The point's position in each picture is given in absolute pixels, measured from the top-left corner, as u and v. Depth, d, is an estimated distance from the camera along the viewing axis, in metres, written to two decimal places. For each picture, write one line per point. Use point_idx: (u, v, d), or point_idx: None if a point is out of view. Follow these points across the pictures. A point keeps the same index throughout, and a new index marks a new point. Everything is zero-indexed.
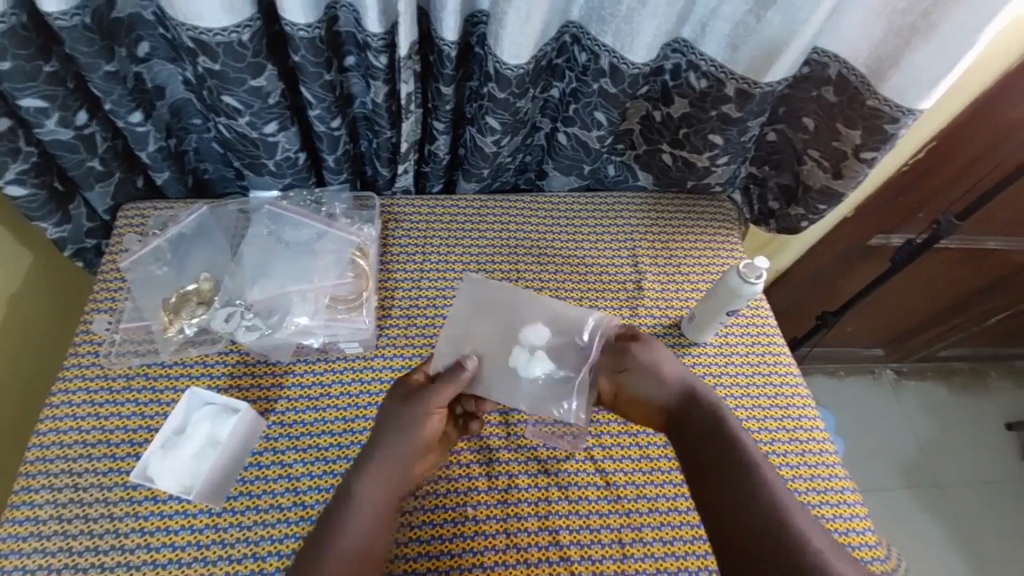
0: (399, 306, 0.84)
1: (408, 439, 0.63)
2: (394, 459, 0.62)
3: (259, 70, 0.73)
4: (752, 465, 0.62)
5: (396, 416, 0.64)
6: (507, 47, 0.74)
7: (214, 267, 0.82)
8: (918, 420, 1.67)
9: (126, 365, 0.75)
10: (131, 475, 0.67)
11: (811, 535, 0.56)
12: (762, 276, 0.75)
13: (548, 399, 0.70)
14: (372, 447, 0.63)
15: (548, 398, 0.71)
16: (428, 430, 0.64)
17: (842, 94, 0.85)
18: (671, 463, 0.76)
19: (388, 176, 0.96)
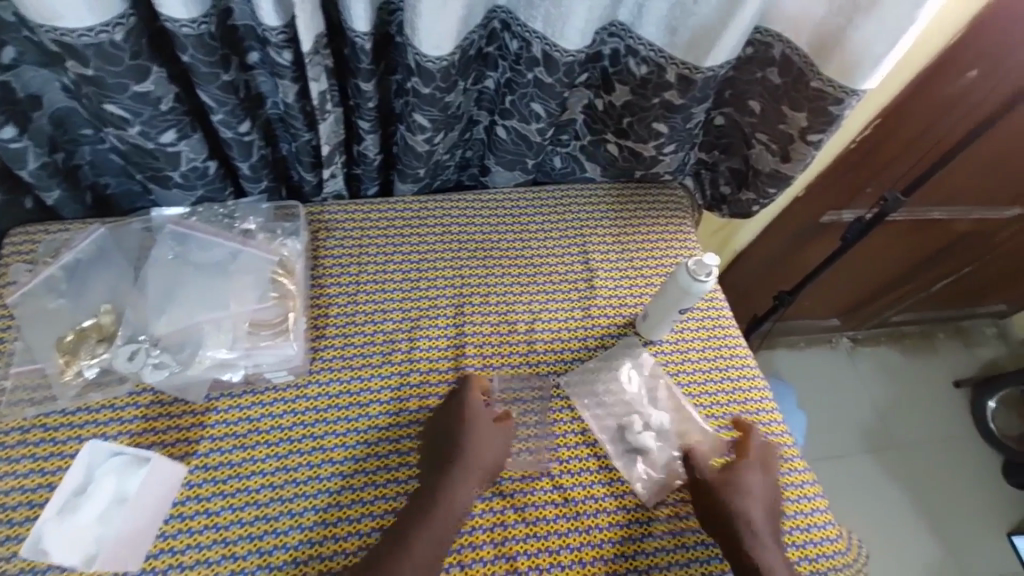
0: (334, 323, 0.77)
1: (490, 450, 0.68)
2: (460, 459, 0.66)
3: (144, 74, 0.64)
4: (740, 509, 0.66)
5: (466, 412, 0.69)
6: (428, 39, 0.67)
7: (116, 295, 0.73)
8: (874, 388, 1.71)
9: (20, 417, 0.66)
10: (27, 544, 0.59)
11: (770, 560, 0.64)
12: (712, 273, 0.72)
13: (635, 461, 0.74)
14: (449, 443, 0.67)
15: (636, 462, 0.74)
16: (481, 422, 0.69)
17: (787, 75, 0.81)
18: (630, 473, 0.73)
19: (315, 181, 0.88)
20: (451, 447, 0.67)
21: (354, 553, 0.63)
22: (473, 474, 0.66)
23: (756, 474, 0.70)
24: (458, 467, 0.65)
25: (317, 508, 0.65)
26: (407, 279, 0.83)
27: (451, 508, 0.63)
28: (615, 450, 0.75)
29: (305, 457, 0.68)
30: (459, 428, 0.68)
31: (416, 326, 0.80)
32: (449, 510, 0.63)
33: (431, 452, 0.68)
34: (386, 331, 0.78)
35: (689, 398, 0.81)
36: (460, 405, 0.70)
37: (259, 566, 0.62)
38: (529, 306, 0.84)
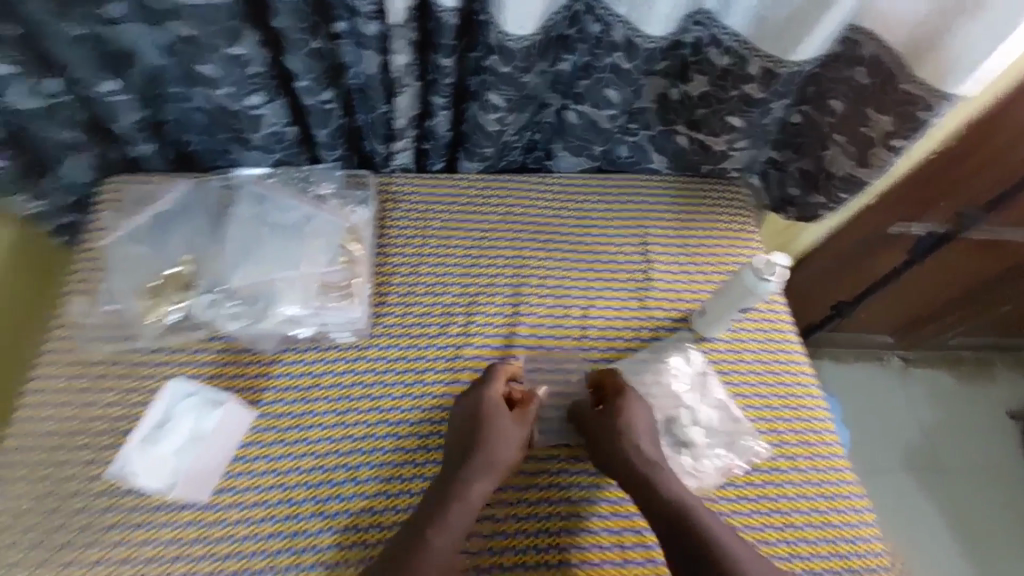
0: (396, 292, 0.80)
1: (510, 445, 0.68)
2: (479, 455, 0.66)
3: (234, 36, 0.67)
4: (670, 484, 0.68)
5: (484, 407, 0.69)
6: (513, 17, 0.68)
7: (196, 248, 0.77)
8: (926, 412, 1.64)
9: (106, 352, 0.71)
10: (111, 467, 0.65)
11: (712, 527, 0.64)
12: (779, 274, 0.71)
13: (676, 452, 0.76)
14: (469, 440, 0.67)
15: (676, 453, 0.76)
16: (500, 417, 0.69)
17: (876, 75, 0.78)
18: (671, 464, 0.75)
19: (385, 153, 0.90)
20: (473, 445, 0.67)
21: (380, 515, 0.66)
22: (492, 467, 0.66)
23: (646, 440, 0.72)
24: (474, 464, 0.66)
25: (371, 464, 0.68)
26: (467, 256, 0.84)
27: (466, 502, 0.64)
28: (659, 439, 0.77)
29: (362, 416, 0.71)
30: (478, 424, 0.68)
31: (473, 301, 0.81)
32: (467, 505, 0.63)
33: (451, 449, 0.68)
34: (444, 304, 0.80)
35: (740, 398, 0.80)
36: (480, 399, 0.70)
37: (315, 513, 0.65)
38: (585, 291, 0.85)
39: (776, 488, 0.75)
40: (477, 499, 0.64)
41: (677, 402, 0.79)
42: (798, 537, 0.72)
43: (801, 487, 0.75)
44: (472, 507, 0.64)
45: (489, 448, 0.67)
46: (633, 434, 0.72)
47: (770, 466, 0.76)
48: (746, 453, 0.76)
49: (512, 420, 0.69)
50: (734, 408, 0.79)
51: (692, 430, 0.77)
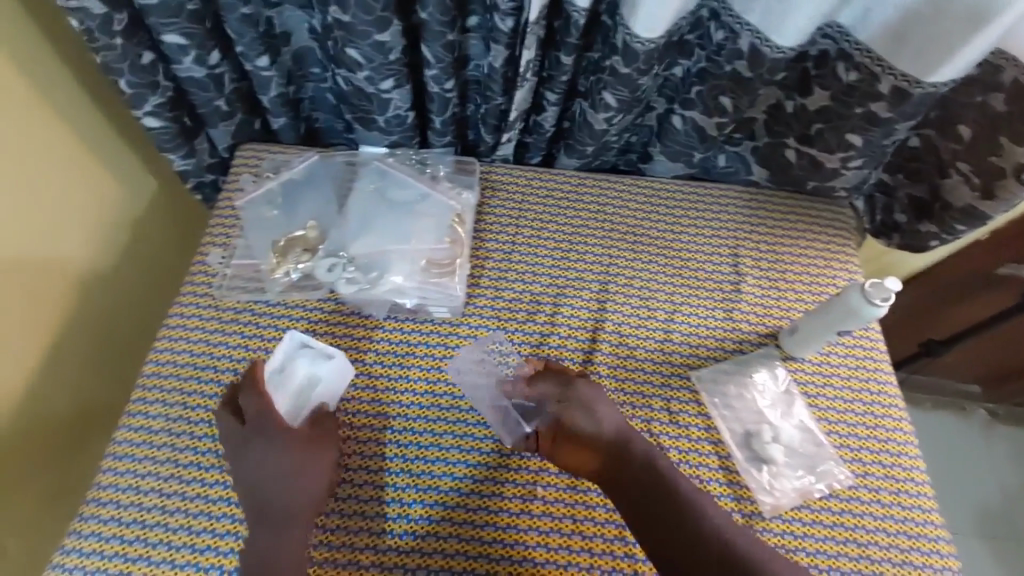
0: (488, 275, 0.84)
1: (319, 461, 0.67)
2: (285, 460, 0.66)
3: (385, 25, 0.72)
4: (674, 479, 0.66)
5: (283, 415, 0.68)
6: (643, 20, 0.69)
7: (321, 216, 0.85)
8: (1016, 469, 1.52)
9: (235, 299, 0.80)
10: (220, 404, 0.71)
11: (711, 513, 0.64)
12: (891, 299, 0.69)
13: (755, 467, 0.75)
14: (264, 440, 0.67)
15: (756, 468, 0.75)
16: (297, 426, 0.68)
17: (1016, 102, 0.74)
18: (747, 476, 0.74)
19: (491, 143, 0.94)
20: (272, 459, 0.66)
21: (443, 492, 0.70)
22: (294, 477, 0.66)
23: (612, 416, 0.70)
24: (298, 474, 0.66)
25: (455, 433, 0.73)
26: (558, 249, 0.87)
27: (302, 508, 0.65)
28: (738, 450, 0.76)
29: (450, 387, 0.76)
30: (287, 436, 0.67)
31: (561, 293, 0.84)
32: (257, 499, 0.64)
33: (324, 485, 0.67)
34: (533, 292, 0.83)
35: (825, 422, 0.78)
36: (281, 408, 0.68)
37: (402, 470, 0.71)
38: (670, 297, 0.85)
39: (854, 518, 0.72)
40: (303, 504, 0.65)
41: (757, 418, 0.78)
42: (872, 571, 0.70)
43: (881, 521, 0.72)
44: (287, 508, 0.64)
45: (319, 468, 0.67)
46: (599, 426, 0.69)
47: (850, 495, 0.74)
48: (827, 477, 0.74)
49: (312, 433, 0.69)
50: (821, 435, 0.77)
51: (770, 448, 0.76)
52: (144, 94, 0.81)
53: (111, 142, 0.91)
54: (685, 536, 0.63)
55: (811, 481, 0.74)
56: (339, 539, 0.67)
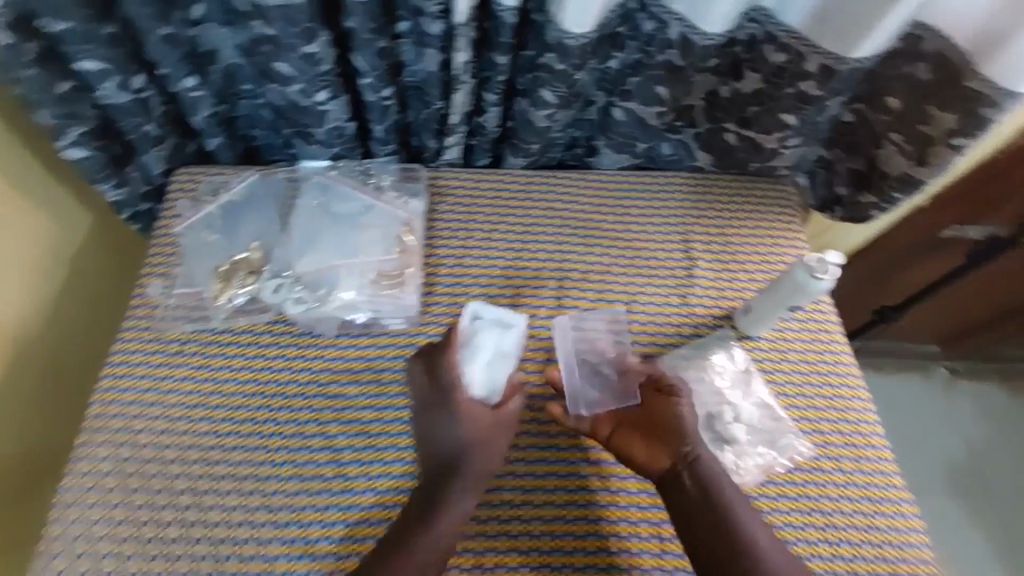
0: (443, 282, 0.82)
1: (483, 453, 0.70)
2: (472, 454, 0.69)
3: (313, 36, 0.70)
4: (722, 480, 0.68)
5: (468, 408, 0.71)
6: (572, 14, 0.69)
7: (265, 236, 0.83)
8: (974, 422, 1.58)
9: (180, 330, 0.76)
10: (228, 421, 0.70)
11: (744, 522, 0.65)
12: (832, 272, 0.71)
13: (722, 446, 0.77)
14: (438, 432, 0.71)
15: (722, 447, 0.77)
16: (472, 416, 0.71)
17: (939, 71, 0.76)
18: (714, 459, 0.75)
19: (436, 148, 0.93)
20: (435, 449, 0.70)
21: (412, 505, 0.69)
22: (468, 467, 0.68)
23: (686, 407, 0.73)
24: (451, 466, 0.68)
25: (418, 446, 0.71)
26: (511, 249, 0.87)
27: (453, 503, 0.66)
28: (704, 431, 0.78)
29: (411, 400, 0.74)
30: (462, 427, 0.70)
31: (517, 293, 0.83)
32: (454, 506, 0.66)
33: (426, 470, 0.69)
34: (489, 296, 0.83)
35: (785, 397, 0.80)
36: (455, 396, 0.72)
37: (366, 489, 0.69)
38: (627, 287, 0.86)
39: (818, 488, 0.74)
40: (468, 492, 0.67)
41: (719, 399, 0.80)
42: (839, 538, 0.71)
43: (844, 489, 0.74)
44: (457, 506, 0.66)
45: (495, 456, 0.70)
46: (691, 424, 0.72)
47: (812, 466, 0.75)
48: (790, 451, 0.76)
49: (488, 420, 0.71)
50: (780, 410, 0.79)
51: (733, 428, 0.78)
52: (66, 124, 0.78)
53: (31, 176, 0.84)
54: (706, 524, 0.65)
55: (774, 458, 0.75)
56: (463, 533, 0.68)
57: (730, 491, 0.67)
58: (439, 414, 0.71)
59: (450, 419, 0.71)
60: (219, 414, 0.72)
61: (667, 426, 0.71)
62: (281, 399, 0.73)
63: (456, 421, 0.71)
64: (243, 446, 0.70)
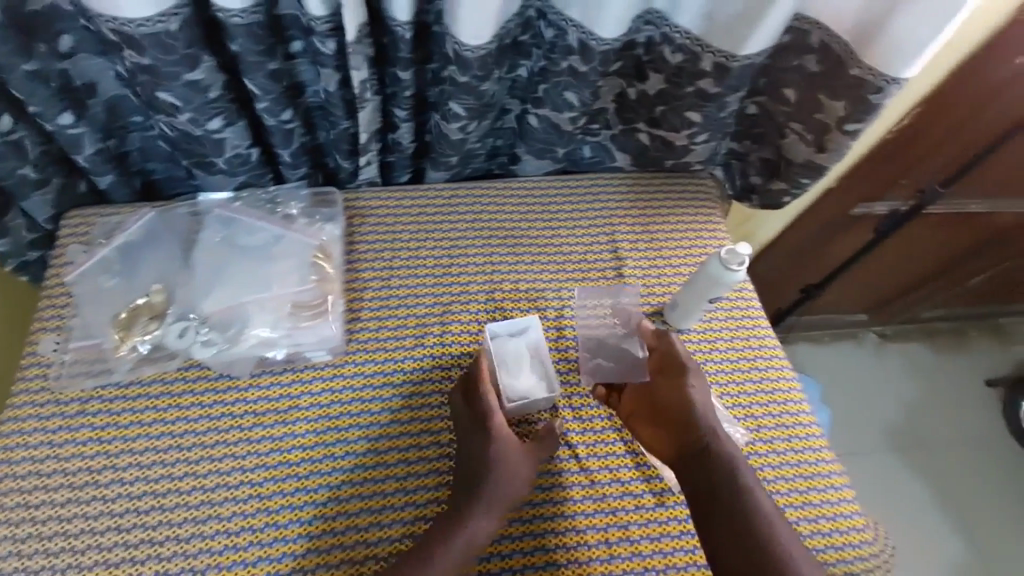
0: (369, 307, 0.80)
1: (514, 480, 0.67)
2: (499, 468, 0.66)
3: (195, 62, 0.66)
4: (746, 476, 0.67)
5: (503, 430, 0.69)
6: (467, 29, 0.68)
7: (167, 276, 0.77)
8: (902, 383, 1.68)
9: (79, 388, 0.70)
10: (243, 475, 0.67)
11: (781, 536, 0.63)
12: (744, 263, 0.73)
13: None
14: (475, 438, 0.69)
15: None
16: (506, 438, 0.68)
17: (825, 62, 0.80)
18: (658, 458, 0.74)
19: (351, 168, 0.90)
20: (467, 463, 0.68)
21: (353, 547, 0.65)
22: (498, 485, 0.65)
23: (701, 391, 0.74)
24: (483, 491, 0.65)
25: (352, 481, 0.68)
26: (438, 265, 0.85)
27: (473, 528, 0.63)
28: None
29: (342, 434, 0.71)
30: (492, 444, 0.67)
31: (447, 310, 0.81)
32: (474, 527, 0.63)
33: (460, 478, 0.68)
34: (417, 316, 0.80)
35: (717, 386, 0.82)
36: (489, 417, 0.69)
37: (300, 535, 0.65)
38: (558, 293, 0.86)
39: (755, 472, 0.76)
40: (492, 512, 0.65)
41: None
42: None
43: (779, 469, 0.76)
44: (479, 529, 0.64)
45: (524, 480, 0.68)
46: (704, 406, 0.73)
47: (748, 451, 0.77)
48: None
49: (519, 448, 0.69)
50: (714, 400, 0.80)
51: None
52: None
53: None
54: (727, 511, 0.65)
55: None
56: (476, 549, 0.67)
57: (749, 478, 0.67)
58: (472, 440, 0.69)
59: (485, 445, 0.68)
60: (129, 475, 0.66)
61: (676, 408, 0.73)
62: (199, 449, 0.68)
63: (486, 445, 0.67)
64: (159, 506, 0.65)
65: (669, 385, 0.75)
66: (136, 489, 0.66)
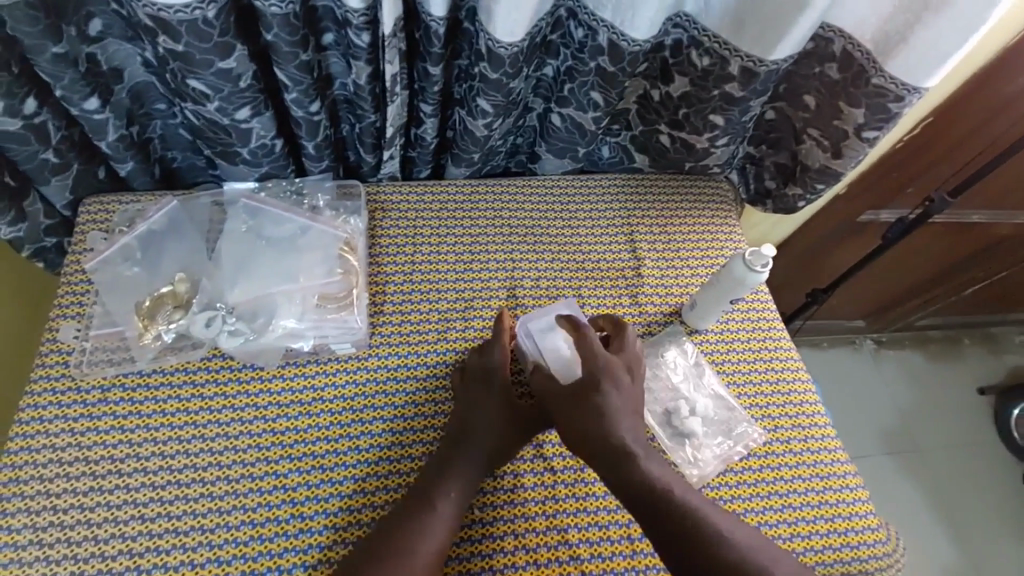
0: (392, 301, 0.80)
1: (493, 435, 0.68)
2: (486, 416, 0.69)
3: (228, 51, 0.66)
4: (696, 502, 0.63)
5: (502, 375, 0.72)
6: (502, 24, 0.68)
7: (190, 265, 0.76)
8: (900, 388, 1.71)
9: (100, 376, 0.70)
10: (259, 463, 0.67)
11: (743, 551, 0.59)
12: (766, 265, 0.75)
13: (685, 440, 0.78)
14: (472, 386, 0.72)
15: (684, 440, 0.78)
16: (500, 386, 0.71)
17: (846, 70, 0.81)
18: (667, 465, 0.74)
19: (373, 162, 0.90)
20: (460, 412, 0.70)
21: None
22: (478, 440, 0.68)
23: (626, 405, 0.69)
24: (467, 439, 0.68)
25: (378, 474, 0.68)
26: (460, 260, 0.85)
27: (449, 497, 0.64)
28: (665, 431, 0.79)
29: (367, 426, 0.71)
30: (486, 390, 0.71)
31: (469, 306, 0.82)
32: (455, 495, 0.64)
33: (446, 438, 0.69)
34: (440, 311, 0.80)
35: (734, 386, 0.83)
36: (489, 364, 0.72)
37: (326, 526, 0.65)
38: (576, 291, 0.86)
39: (772, 471, 0.77)
40: (467, 472, 0.66)
41: (676, 394, 0.81)
42: (797, 517, 0.74)
43: (795, 469, 0.77)
44: (458, 495, 0.64)
45: (504, 446, 0.69)
46: (622, 425, 0.67)
47: (765, 451, 0.78)
48: (744, 438, 0.78)
49: (507, 402, 0.71)
50: (728, 400, 0.81)
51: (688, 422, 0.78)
52: None
53: None
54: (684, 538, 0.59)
55: (732, 449, 0.77)
56: (480, 532, 0.68)
57: (696, 500, 0.63)
58: (470, 384, 0.72)
59: (482, 387, 0.71)
60: (153, 464, 0.66)
61: (600, 436, 0.66)
62: (223, 439, 0.68)
63: (482, 388, 0.71)
64: (183, 496, 0.65)
65: (587, 399, 0.68)
66: (158, 476, 0.65)
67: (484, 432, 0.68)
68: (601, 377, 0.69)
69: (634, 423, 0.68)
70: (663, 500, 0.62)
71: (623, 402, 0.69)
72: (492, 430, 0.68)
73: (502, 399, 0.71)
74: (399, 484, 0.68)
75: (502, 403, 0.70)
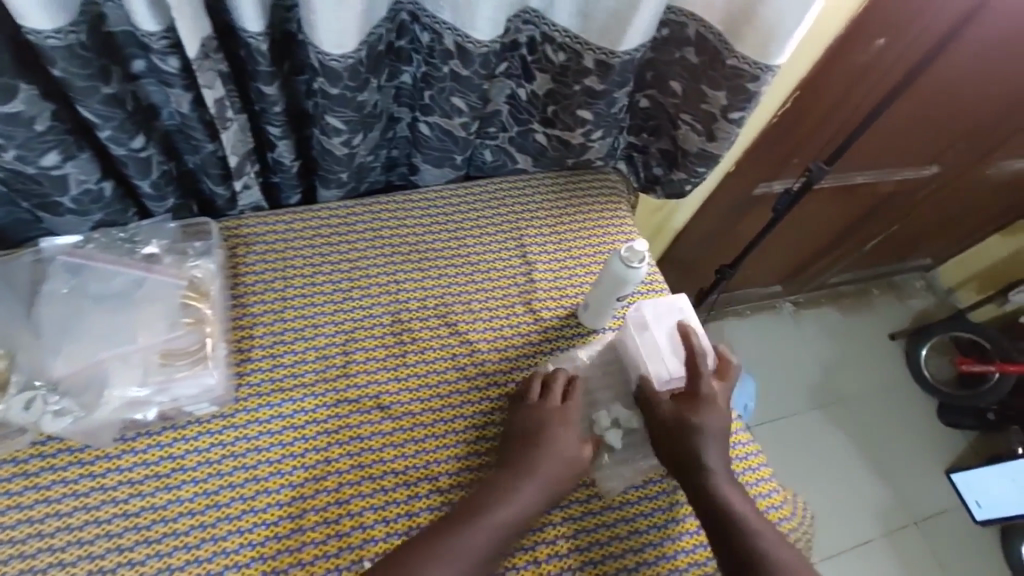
0: (260, 344, 0.73)
1: (558, 461, 0.67)
2: (551, 444, 0.67)
3: (9, 92, 0.58)
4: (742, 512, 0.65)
5: (559, 413, 0.70)
6: (327, 36, 0.62)
7: (9, 341, 0.66)
8: (818, 347, 1.78)
9: None
10: (108, 556, 0.60)
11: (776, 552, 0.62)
12: (644, 259, 0.73)
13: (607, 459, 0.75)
14: (543, 413, 0.70)
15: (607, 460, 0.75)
16: (562, 419, 0.70)
17: (703, 53, 0.81)
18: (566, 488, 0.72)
19: (228, 195, 0.82)
20: (527, 431, 0.69)
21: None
22: (547, 461, 0.66)
23: (704, 414, 0.69)
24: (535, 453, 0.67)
25: (253, 543, 0.62)
26: (339, 289, 0.79)
27: (506, 503, 0.63)
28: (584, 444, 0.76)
29: (238, 490, 0.65)
30: (548, 423, 0.69)
31: (350, 338, 0.76)
32: (514, 503, 0.63)
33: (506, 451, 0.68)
34: (318, 347, 0.75)
35: None
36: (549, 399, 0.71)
37: None
38: (467, 304, 0.82)
39: None
40: (532, 483, 0.65)
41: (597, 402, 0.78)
42: None
43: None
44: (516, 504, 0.63)
45: (569, 474, 0.67)
46: (701, 443, 0.68)
47: None
48: None
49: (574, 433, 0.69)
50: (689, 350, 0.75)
51: (609, 435, 0.75)
52: None
53: None
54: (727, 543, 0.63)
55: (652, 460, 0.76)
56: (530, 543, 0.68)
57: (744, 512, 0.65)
58: (536, 410, 0.70)
59: (549, 420, 0.69)
60: None
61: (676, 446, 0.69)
62: (65, 533, 0.60)
63: (555, 421, 0.69)
64: None
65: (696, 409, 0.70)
66: None
67: (557, 464, 0.66)
68: (694, 404, 0.70)
69: (712, 442, 0.68)
70: (708, 503, 0.66)
71: (711, 421, 0.69)
72: (558, 459, 0.67)
73: (568, 433, 0.69)
74: (274, 550, 0.62)
75: (572, 437, 0.68)
